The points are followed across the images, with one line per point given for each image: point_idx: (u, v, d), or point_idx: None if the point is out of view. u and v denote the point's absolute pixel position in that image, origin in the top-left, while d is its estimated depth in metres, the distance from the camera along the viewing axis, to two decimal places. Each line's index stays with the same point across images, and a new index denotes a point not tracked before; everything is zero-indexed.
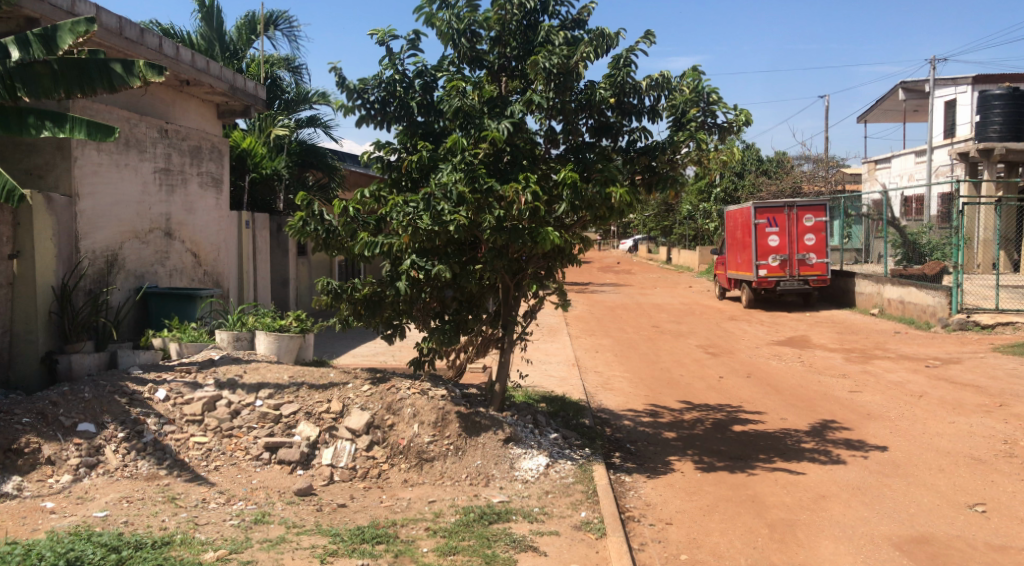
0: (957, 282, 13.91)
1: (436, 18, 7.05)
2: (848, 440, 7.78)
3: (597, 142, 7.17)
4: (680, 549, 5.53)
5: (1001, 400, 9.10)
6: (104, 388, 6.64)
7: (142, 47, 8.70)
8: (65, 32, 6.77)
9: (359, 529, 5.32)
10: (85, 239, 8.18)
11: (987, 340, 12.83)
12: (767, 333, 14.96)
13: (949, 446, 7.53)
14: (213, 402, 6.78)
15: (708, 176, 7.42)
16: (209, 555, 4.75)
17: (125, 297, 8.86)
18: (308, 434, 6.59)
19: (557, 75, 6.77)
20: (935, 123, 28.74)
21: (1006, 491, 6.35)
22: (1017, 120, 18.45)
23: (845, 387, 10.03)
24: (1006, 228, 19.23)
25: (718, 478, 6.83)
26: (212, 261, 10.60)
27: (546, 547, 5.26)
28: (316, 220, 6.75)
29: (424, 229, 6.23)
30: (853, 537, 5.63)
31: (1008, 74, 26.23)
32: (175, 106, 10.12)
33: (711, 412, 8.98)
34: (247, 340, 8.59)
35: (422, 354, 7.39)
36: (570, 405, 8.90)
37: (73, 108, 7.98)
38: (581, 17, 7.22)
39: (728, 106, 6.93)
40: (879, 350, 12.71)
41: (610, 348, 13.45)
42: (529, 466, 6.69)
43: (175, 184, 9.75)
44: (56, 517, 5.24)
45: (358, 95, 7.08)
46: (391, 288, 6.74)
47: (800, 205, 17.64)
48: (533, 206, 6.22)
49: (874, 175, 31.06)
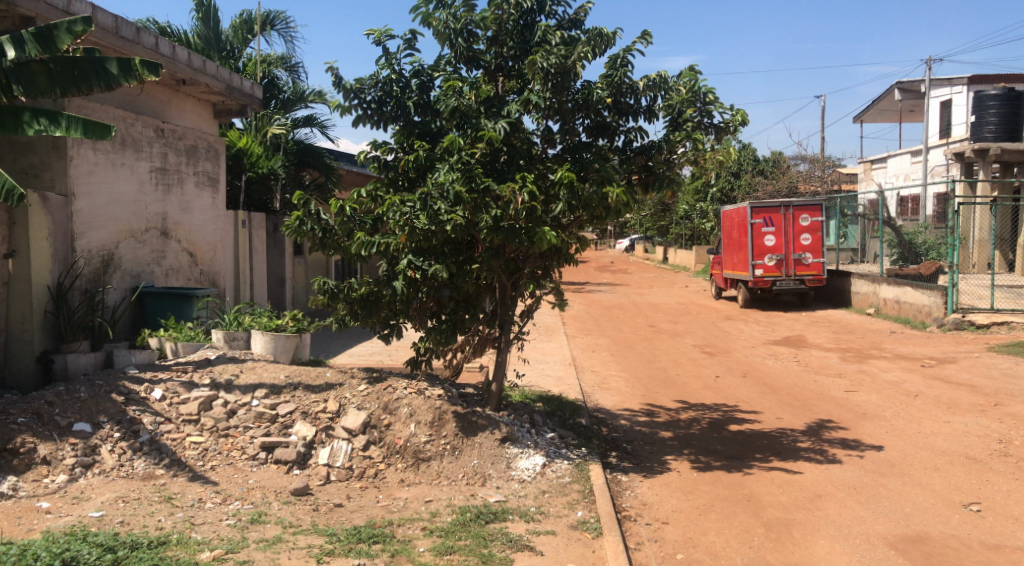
0: (953, 282, 13.94)
1: (433, 18, 7.05)
2: (844, 440, 7.80)
3: (593, 142, 7.18)
4: (677, 548, 5.54)
5: (996, 400, 9.12)
6: (101, 388, 6.63)
7: (139, 46, 8.69)
8: (62, 31, 6.70)
9: (356, 529, 5.32)
10: (81, 238, 8.17)
11: (982, 340, 12.87)
12: (763, 333, 14.99)
13: (945, 445, 7.55)
14: (209, 402, 6.77)
15: (704, 176, 7.42)
16: (206, 555, 4.75)
17: (121, 296, 8.85)
18: (304, 434, 6.59)
19: (554, 75, 6.76)
20: (931, 123, 28.80)
21: (1001, 490, 6.38)
22: (1013, 119, 18.48)
23: (841, 387, 10.05)
24: (1001, 228, 19.28)
25: (715, 477, 6.84)
26: (208, 261, 10.59)
27: (542, 547, 5.27)
28: (312, 219, 6.77)
29: (421, 229, 6.23)
30: (848, 536, 5.64)
31: (1004, 74, 26.29)
32: (172, 105, 10.11)
33: (708, 412, 8.99)
34: (243, 339, 8.60)
35: (419, 354, 7.38)
36: (567, 404, 8.90)
37: (69, 107, 7.97)
38: (578, 17, 7.23)
39: (725, 106, 6.94)
40: (875, 350, 12.74)
41: (607, 348, 13.46)
42: (526, 466, 6.69)
43: (172, 184, 9.73)
44: (52, 517, 5.23)
45: (355, 95, 7.07)
46: (388, 287, 6.73)
47: (797, 205, 17.67)
48: (530, 206, 6.22)
49: (870, 174, 31.11)
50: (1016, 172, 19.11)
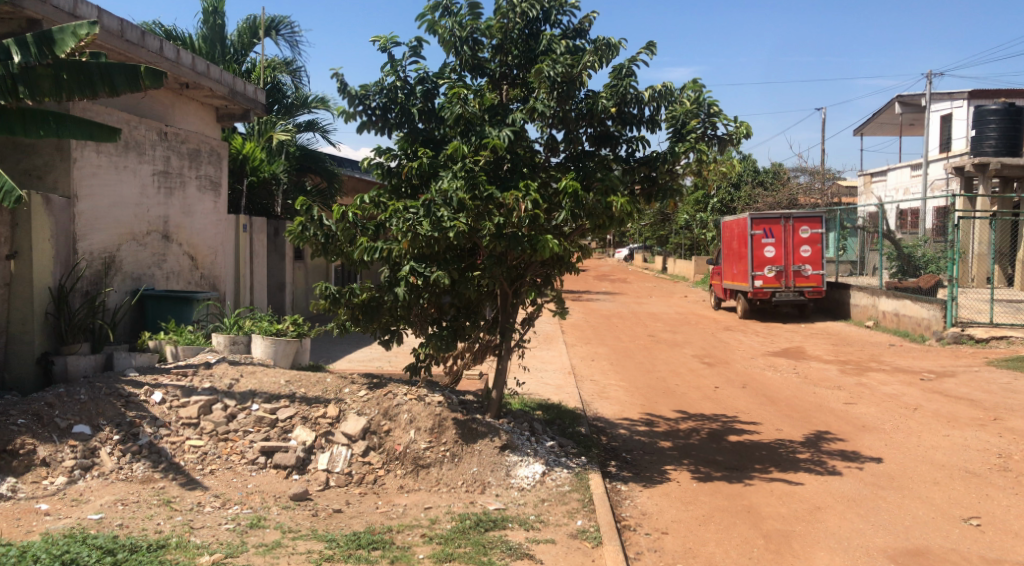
0: (953, 295, 13.90)
1: (439, 26, 7.08)
2: (843, 451, 7.81)
3: (596, 151, 7.22)
4: (676, 558, 5.54)
5: (996, 414, 9.13)
6: (101, 390, 6.63)
7: (143, 49, 8.71)
8: (67, 34, 6.66)
9: (355, 534, 5.31)
10: (83, 240, 8.19)
11: (982, 354, 12.89)
12: (762, 344, 15.01)
13: (944, 458, 7.56)
14: (209, 405, 6.77)
15: (706, 185, 7.41)
16: (205, 558, 4.75)
17: (122, 299, 8.85)
18: (304, 438, 6.58)
19: (559, 84, 6.79)
20: (931, 135, 28.69)
21: (1001, 505, 6.38)
22: (1013, 134, 18.49)
23: (841, 399, 10.06)
24: (1001, 243, 19.33)
25: (715, 488, 6.85)
26: (209, 264, 10.60)
27: (542, 555, 5.27)
28: (315, 224, 6.74)
29: (423, 235, 6.20)
30: (848, 549, 5.64)
31: (1005, 90, 26.40)
32: (175, 109, 10.14)
33: (708, 422, 8.99)
34: (243, 343, 8.56)
35: (419, 361, 7.28)
36: (567, 413, 8.90)
37: (74, 109, 8.02)
38: (583, 26, 7.26)
39: (729, 118, 6.93)
40: (874, 362, 12.75)
41: (606, 357, 13.46)
42: (526, 474, 6.67)
43: (174, 187, 9.75)
44: (51, 518, 5.23)
45: (360, 101, 7.09)
46: (390, 293, 6.72)
47: (796, 217, 17.74)
48: (534, 214, 6.24)
49: (871, 187, 31.11)
50: (1015, 186, 19.41)
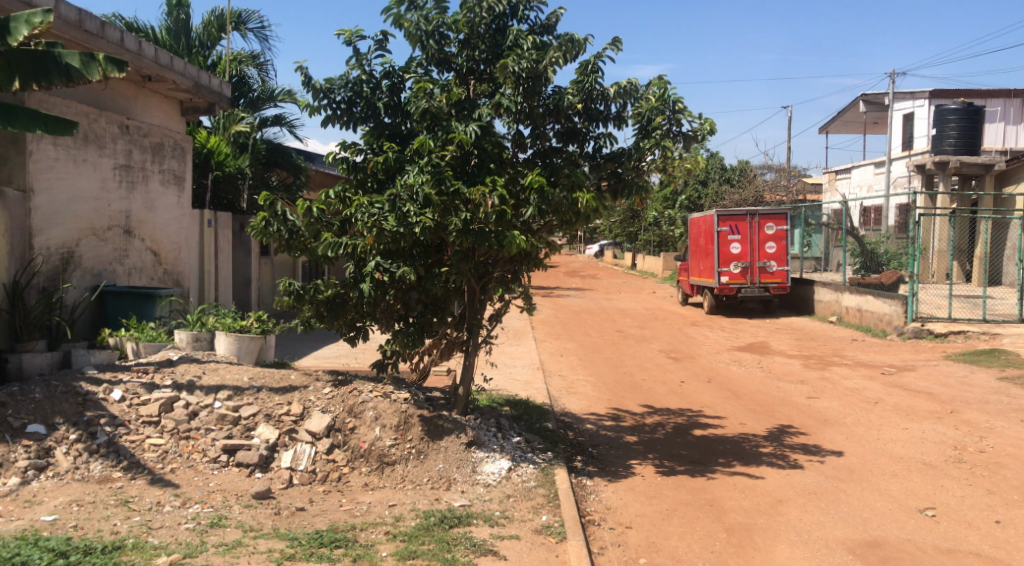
0: (914, 291, 14.14)
1: (404, 19, 7.03)
2: (805, 445, 7.91)
3: (563, 148, 7.23)
4: (640, 553, 5.58)
5: (952, 407, 9.32)
6: (57, 388, 6.50)
7: (103, 40, 8.54)
8: (20, 22, 6.49)
9: (317, 533, 5.26)
10: (39, 235, 8.01)
11: (940, 348, 13.15)
12: (728, 339, 15.16)
13: (903, 451, 7.69)
14: (170, 403, 6.66)
15: (672, 183, 7.44)
16: (163, 559, 4.68)
17: (81, 295, 8.69)
18: (267, 436, 6.52)
19: (525, 79, 6.80)
20: (894, 134, 29.12)
21: (955, 496, 6.51)
22: (971, 134, 18.83)
23: (803, 393, 10.20)
24: (960, 239, 19.70)
25: (679, 482, 6.90)
26: (172, 260, 10.43)
27: (506, 551, 5.27)
28: (278, 220, 6.61)
29: (389, 231, 6.19)
30: (808, 541, 5.71)
31: (965, 90, 26.87)
32: (137, 102, 9.96)
33: (673, 416, 9.07)
34: (207, 340, 8.47)
35: (385, 357, 7.22)
36: (533, 409, 8.93)
37: (29, 100, 7.86)
38: (550, 22, 7.26)
39: (694, 115, 6.97)
40: (837, 357, 12.94)
41: (574, 353, 13.51)
42: (492, 470, 6.68)
43: (136, 181, 9.57)
44: (3, 520, 5.11)
45: (324, 95, 7.02)
46: (356, 288, 6.67)
47: (762, 213, 17.91)
48: (500, 210, 6.23)
49: (835, 185, 31.52)
50: (974, 185, 19.80)
